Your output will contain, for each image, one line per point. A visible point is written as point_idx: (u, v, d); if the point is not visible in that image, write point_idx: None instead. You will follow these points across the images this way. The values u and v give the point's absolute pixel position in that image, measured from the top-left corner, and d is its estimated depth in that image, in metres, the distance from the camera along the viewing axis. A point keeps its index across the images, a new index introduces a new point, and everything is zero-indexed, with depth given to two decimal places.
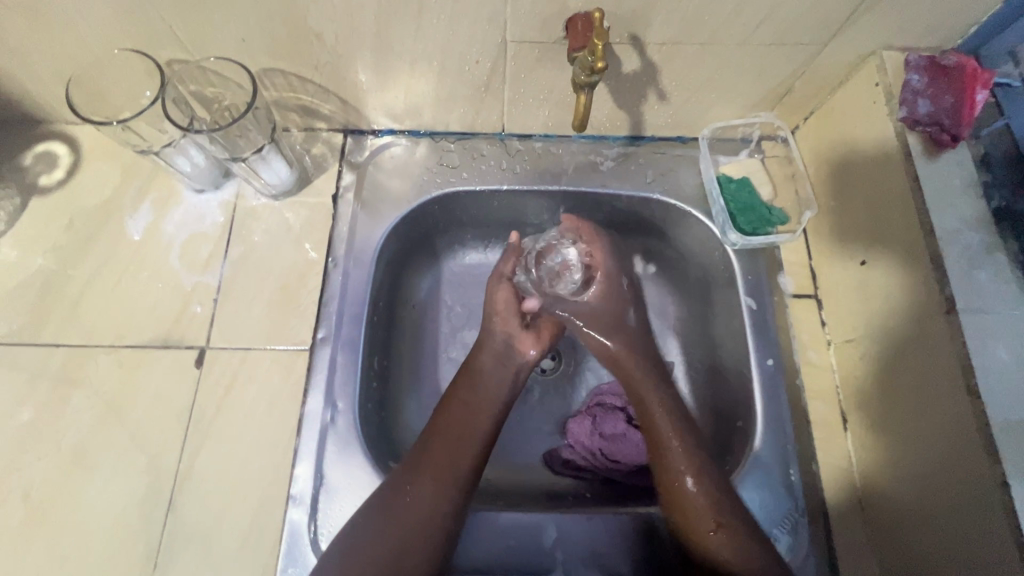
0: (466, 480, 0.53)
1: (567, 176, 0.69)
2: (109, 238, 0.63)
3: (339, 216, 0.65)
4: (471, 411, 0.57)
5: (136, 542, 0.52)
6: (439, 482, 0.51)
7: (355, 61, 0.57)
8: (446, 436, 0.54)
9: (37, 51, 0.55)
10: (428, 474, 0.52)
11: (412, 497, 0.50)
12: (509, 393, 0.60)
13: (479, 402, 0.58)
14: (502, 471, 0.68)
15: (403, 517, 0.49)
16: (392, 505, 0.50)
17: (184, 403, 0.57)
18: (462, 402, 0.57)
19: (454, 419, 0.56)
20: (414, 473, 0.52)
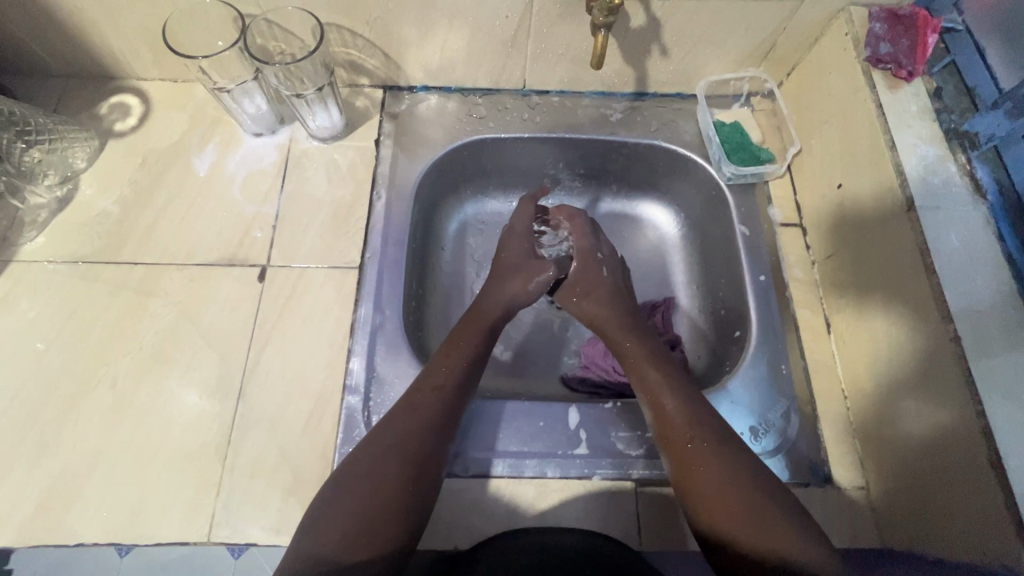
0: (459, 399, 0.56)
1: (581, 127, 0.78)
2: (177, 175, 0.72)
3: (381, 158, 0.74)
4: (486, 333, 0.63)
5: (211, 424, 0.59)
6: (456, 405, 0.56)
7: (402, 16, 0.66)
8: (464, 357, 0.59)
9: (129, 5, 0.64)
10: (446, 397, 0.55)
11: (431, 416, 0.53)
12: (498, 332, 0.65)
13: (486, 327, 0.64)
14: (526, 390, 0.76)
15: (422, 432, 0.52)
16: (413, 424, 0.52)
17: (250, 310, 0.64)
18: (473, 323, 0.63)
19: (465, 351, 0.60)
20: (434, 396, 0.55)
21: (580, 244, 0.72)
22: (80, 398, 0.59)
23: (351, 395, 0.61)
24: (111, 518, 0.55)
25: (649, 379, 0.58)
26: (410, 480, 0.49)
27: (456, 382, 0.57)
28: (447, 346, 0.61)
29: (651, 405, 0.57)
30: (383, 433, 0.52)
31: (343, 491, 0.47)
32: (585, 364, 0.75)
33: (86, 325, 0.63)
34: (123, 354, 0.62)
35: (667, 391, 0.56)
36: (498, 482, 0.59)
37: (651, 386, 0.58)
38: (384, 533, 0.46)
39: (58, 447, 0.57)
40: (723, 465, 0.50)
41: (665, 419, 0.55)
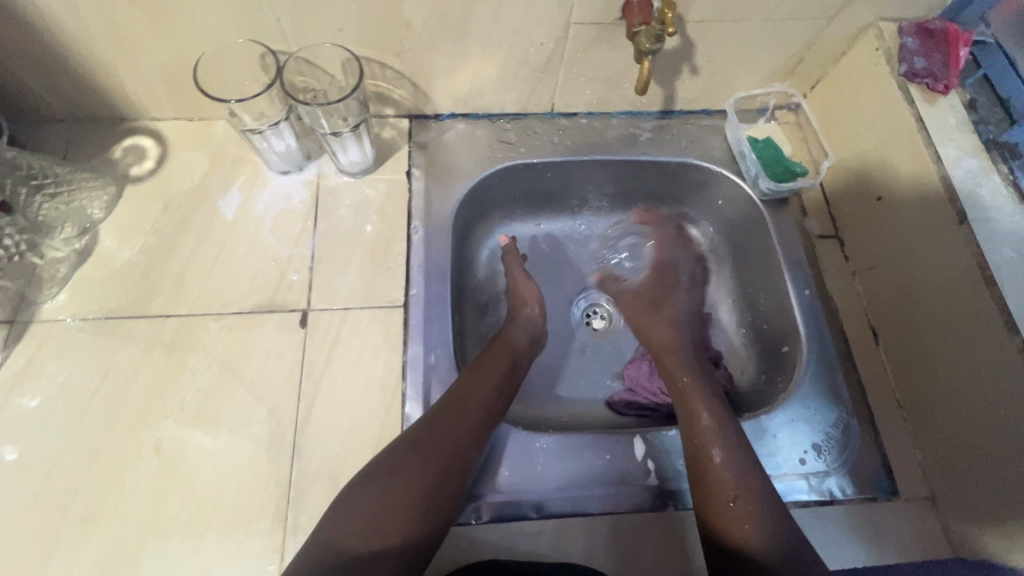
0: (493, 409, 0.57)
1: (609, 148, 0.77)
2: (203, 219, 0.69)
3: (413, 191, 0.72)
4: (512, 357, 0.64)
5: (268, 482, 0.56)
6: (484, 421, 0.56)
7: (435, 47, 0.65)
8: (494, 370, 0.60)
9: (148, 46, 0.62)
10: (476, 411, 0.56)
11: (466, 420, 0.54)
12: (524, 342, 0.67)
13: (512, 353, 0.64)
14: (574, 418, 0.74)
15: (453, 437, 0.53)
16: (438, 432, 0.53)
17: (295, 358, 0.62)
18: (501, 346, 0.64)
19: (496, 370, 0.60)
20: (464, 409, 0.55)
21: (662, 256, 0.81)
22: (123, 465, 0.56)
23: None
24: None
25: (701, 425, 0.57)
26: (430, 483, 0.49)
27: (485, 398, 0.57)
28: (479, 358, 0.62)
29: (696, 450, 0.55)
30: (417, 434, 0.53)
31: (369, 486, 0.48)
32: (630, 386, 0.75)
33: (122, 385, 0.59)
34: (165, 414, 0.58)
35: (717, 443, 0.55)
36: (571, 520, 0.57)
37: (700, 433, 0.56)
38: (399, 532, 0.46)
39: (106, 521, 0.54)
40: (761, 532, 0.48)
41: (708, 469, 0.53)
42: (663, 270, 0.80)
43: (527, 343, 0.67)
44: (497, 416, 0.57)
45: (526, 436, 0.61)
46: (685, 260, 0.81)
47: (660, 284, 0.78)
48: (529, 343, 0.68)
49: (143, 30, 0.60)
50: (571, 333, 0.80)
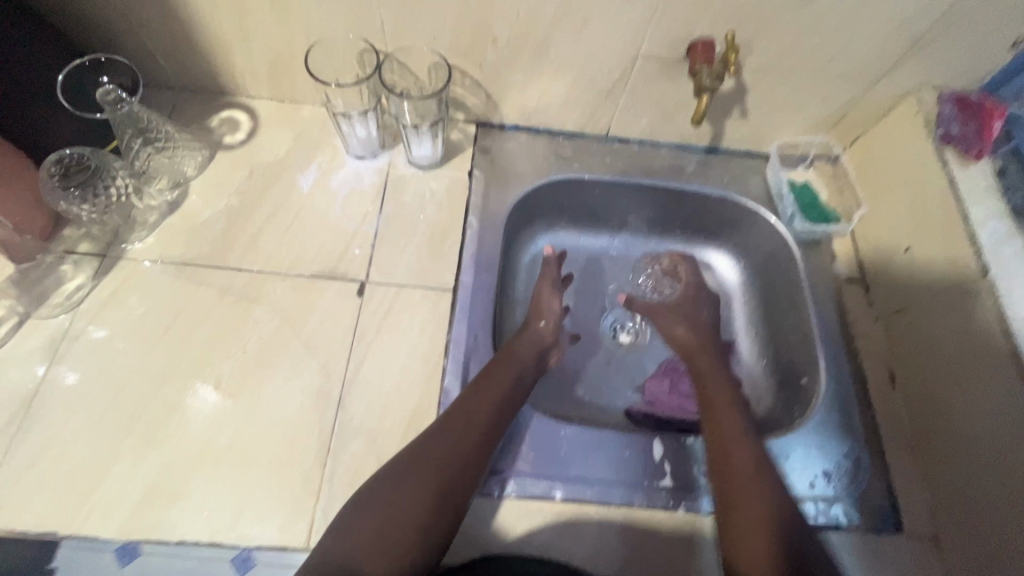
0: (490, 429, 0.58)
1: (658, 174, 0.83)
2: (282, 188, 0.75)
3: (473, 188, 0.78)
4: (518, 372, 0.64)
5: (313, 430, 0.61)
6: (477, 447, 0.56)
7: (513, 64, 0.72)
8: (498, 387, 0.61)
9: (263, 32, 0.70)
10: (467, 439, 0.57)
11: (461, 444, 0.56)
12: (531, 359, 0.67)
13: (519, 366, 0.64)
14: (595, 420, 0.77)
15: (448, 460, 0.55)
16: (436, 454, 0.55)
17: (349, 324, 0.67)
18: (507, 360, 0.64)
19: (494, 393, 0.61)
20: (456, 439, 0.56)
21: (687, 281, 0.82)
22: (186, 396, 0.61)
23: None
24: (215, 517, 0.55)
25: (743, 458, 0.59)
26: (428, 503, 0.52)
27: (479, 424, 0.58)
28: (486, 370, 0.63)
29: (721, 494, 0.58)
30: (417, 453, 0.55)
31: (370, 505, 0.51)
32: (650, 399, 0.79)
33: (194, 325, 0.65)
34: (228, 356, 0.64)
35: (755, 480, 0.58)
36: (588, 507, 0.60)
37: (740, 465, 0.59)
38: (394, 559, 0.48)
39: (165, 444, 0.58)
40: None
41: (730, 517, 0.56)
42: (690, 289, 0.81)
43: (534, 361, 0.67)
44: (498, 433, 0.59)
45: (553, 422, 0.65)
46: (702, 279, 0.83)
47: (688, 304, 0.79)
48: (536, 361, 0.67)
49: (264, 18, 0.68)
50: (596, 342, 0.84)
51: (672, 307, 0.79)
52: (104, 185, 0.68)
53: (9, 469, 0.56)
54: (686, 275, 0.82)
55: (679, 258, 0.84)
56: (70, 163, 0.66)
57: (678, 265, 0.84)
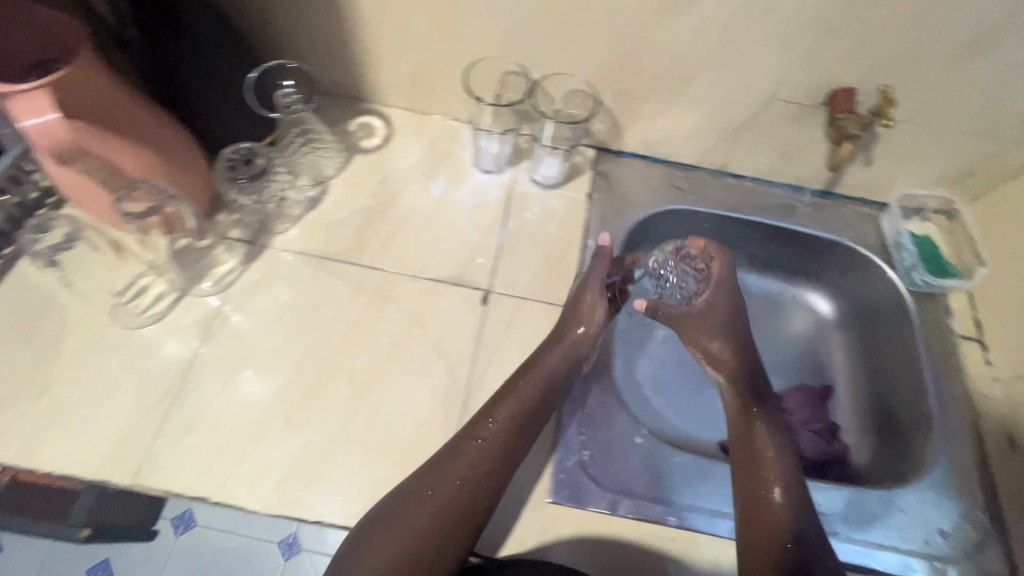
0: (513, 448, 0.58)
1: (770, 212, 0.85)
2: (414, 194, 0.79)
3: (591, 211, 0.81)
4: (544, 388, 0.62)
5: (440, 430, 0.63)
6: (498, 463, 0.57)
7: (649, 97, 0.75)
8: (516, 406, 0.61)
9: (419, 49, 0.74)
10: (487, 454, 0.57)
11: (480, 463, 0.56)
12: (559, 367, 0.64)
13: (546, 382, 0.63)
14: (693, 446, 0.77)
15: (465, 479, 0.55)
16: (455, 473, 0.56)
17: (473, 331, 0.70)
18: (533, 378, 0.63)
19: (512, 406, 0.60)
20: (476, 453, 0.57)
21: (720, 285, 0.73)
22: (323, 385, 0.65)
23: (567, 427, 0.65)
24: (349, 501, 0.58)
25: (767, 507, 0.59)
26: (447, 521, 0.53)
27: (498, 440, 0.58)
28: (509, 385, 0.63)
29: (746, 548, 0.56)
30: (436, 469, 0.56)
31: (393, 518, 0.53)
32: None
33: (331, 317, 0.69)
34: (363, 350, 0.67)
35: (781, 531, 0.57)
36: (702, 537, 0.60)
37: (766, 516, 0.58)
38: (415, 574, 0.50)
39: (304, 427, 0.62)
40: None
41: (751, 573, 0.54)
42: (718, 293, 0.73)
43: (563, 372, 0.64)
44: (519, 451, 0.59)
45: (670, 449, 0.65)
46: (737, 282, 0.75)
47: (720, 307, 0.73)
48: (567, 368, 0.65)
49: (424, 38, 0.72)
50: (647, 332, 0.85)
51: (700, 314, 0.73)
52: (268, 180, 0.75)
53: (167, 434, 0.60)
54: (718, 272, 0.74)
55: (715, 253, 0.75)
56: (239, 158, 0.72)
57: (711, 257, 0.75)
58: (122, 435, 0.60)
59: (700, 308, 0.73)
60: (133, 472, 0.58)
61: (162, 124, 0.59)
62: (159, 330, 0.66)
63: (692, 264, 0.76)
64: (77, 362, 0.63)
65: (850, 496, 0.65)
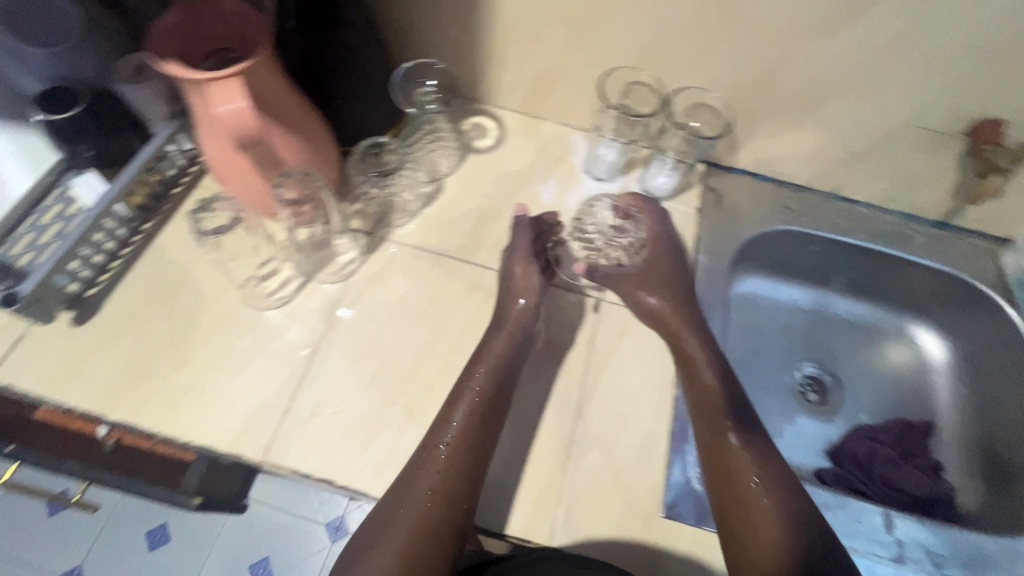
0: (478, 433, 0.59)
1: (884, 239, 0.82)
2: (525, 197, 0.80)
3: (701, 227, 0.80)
4: (499, 369, 0.63)
5: (554, 434, 0.64)
6: (467, 461, 0.57)
7: (774, 117, 0.74)
8: (476, 393, 0.61)
9: (546, 56, 0.75)
10: (455, 456, 0.57)
11: (452, 452, 0.57)
12: (504, 342, 0.64)
13: (496, 364, 0.63)
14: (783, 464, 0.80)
15: (440, 470, 0.56)
16: (429, 463, 0.57)
17: (584, 338, 0.70)
18: (487, 362, 0.63)
19: (469, 402, 0.60)
20: (444, 459, 0.57)
21: (655, 231, 0.78)
22: (441, 380, 0.66)
23: (679, 443, 0.65)
24: None
25: (751, 514, 0.57)
26: (431, 511, 0.54)
27: (464, 440, 0.58)
28: (467, 373, 0.63)
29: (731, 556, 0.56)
30: (417, 463, 0.57)
31: (387, 512, 0.55)
32: (840, 463, 0.79)
33: (447, 313, 0.70)
34: (478, 349, 0.68)
35: (769, 540, 0.56)
36: None
37: (757, 526, 0.57)
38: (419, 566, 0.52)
39: (423, 420, 0.63)
40: None
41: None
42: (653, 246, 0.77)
43: (514, 346, 0.64)
44: (485, 434, 0.59)
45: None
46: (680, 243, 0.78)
47: (657, 265, 0.75)
48: (511, 341, 0.65)
49: (554, 45, 0.73)
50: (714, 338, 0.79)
51: (642, 274, 0.75)
52: (397, 176, 0.76)
53: (293, 416, 0.62)
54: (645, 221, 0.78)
55: (641, 206, 0.79)
56: (370, 150, 0.75)
57: (637, 209, 0.79)
58: (252, 413, 0.62)
59: (637, 269, 0.76)
60: (263, 450, 0.60)
61: (305, 113, 0.60)
62: (286, 314, 0.68)
63: (630, 222, 0.80)
64: (210, 339, 0.66)
65: (945, 531, 0.66)
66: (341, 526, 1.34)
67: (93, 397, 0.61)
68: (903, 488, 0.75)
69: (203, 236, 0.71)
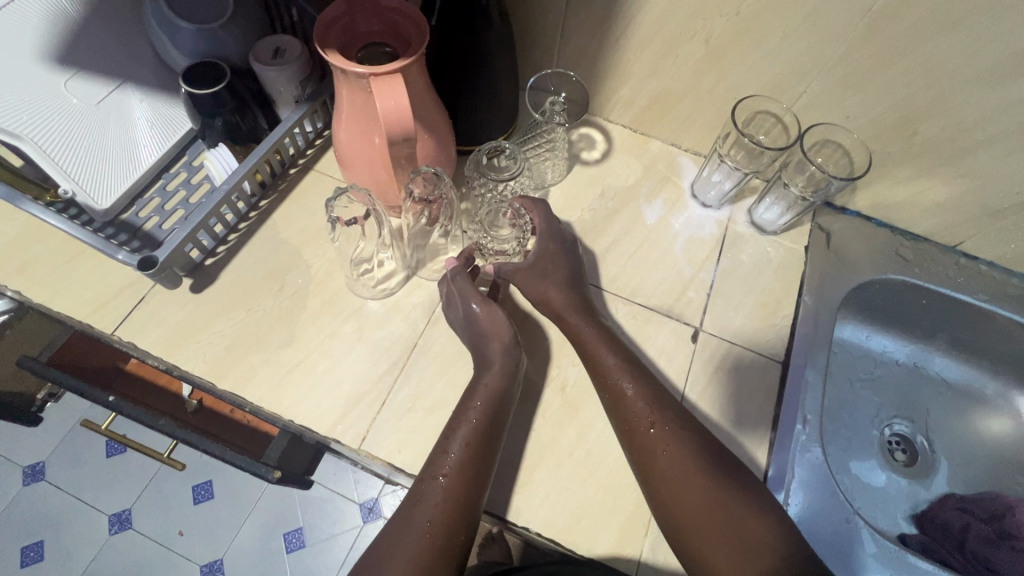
0: (484, 455, 0.55)
1: (1007, 302, 0.77)
2: (630, 215, 0.79)
3: (811, 265, 0.77)
4: (503, 386, 0.59)
5: None
6: (466, 494, 0.52)
7: (906, 160, 0.71)
8: (480, 415, 0.57)
9: (674, 75, 0.73)
10: (453, 489, 0.52)
11: (459, 475, 0.53)
12: (500, 360, 0.61)
13: (502, 387, 0.59)
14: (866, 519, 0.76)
15: (446, 494, 0.52)
16: (433, 486, 0.52)
17: (682, 368, 0.68)
18: (489, 382, 0.59)
19: (466, 433, 0.56)
20: (442, 491, 0.52)
21: (540, 227, 0.69)
22: (536, 392, 0.66)
23: (774, 488, 0.63)
24: (555, 512, 0.59)
25: (684, 492, 0.52)
26: (436, 539, 0.49)
27: (463, 473, 0.53)
28: (467, 395, 0.60)
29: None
30: (422, 488, 0.53)
31: (394, 537, 0.50)
32: (927, 531, 0.75)
33: (545, 326, 0.71)
34: (575, 364, 0.68)
35: (721, 517, 0.51)
36: None
37: (684, 498, 0.52)
38: None
39: (516, 429, 0.63)
40: None
41: None
42: (543, 241, 0.68)
43: (501, 364, 0.60)
44: (488, 458, 0.55)
45: (867, 535, 0.64)
46: (555, 224, 0.70)
47: (545, 258, 0.67)
48: (505, 362, 0.61)
49: (687, 63, 0.71)
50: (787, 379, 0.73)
51: (531, 264, 0.67)
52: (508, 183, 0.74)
53: (390, 409, 0.63)
54: (535, 220, 0.69)
55: (528, 204, 0.70)
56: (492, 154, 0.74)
57: (528, 208, 0.70)
58: (351, 400, 0.63)
59: (527, 260, 0.67)
60: (360, 439, 0.61)
61: (433, 109, 0.60)
62: (388, 306, 0.69)
63: (521, 223, 0.72)
64: (316, 322, 0.67)
65: None
66: (373, 508, 1.39)
67: (205, 365, 0.63)
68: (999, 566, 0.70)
69: (335, 224, 0.64)
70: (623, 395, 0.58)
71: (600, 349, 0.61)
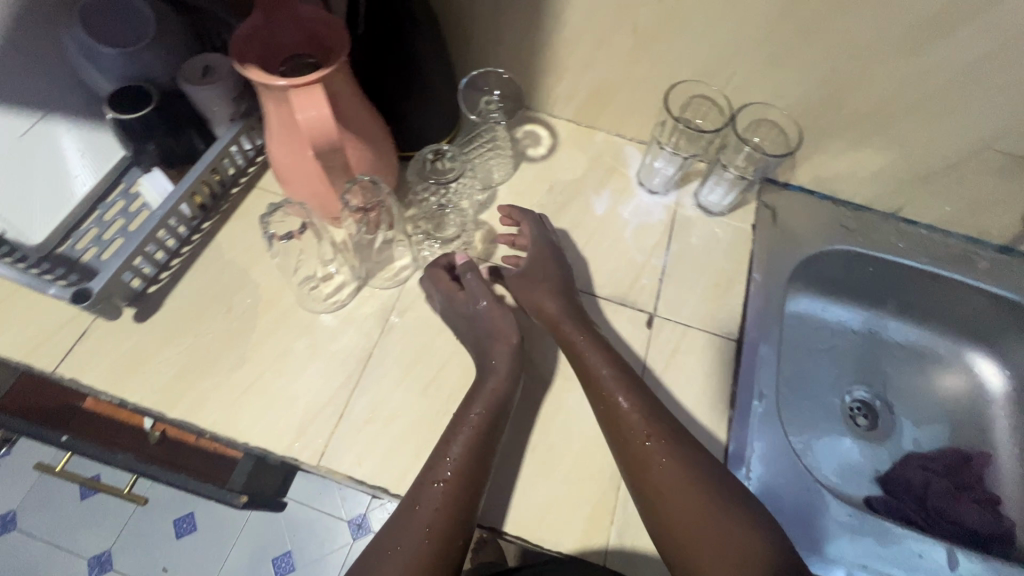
0: (484, 460, 0.55)
1: (947, 263, 0.79)
2: (579, 207, 0.79)
3: (758, 242, 0.78)
4: (506, 392, 0.59)
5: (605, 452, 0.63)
6: (466, 498, 0.52)
7: (838, 132, 0.73)
8: (483, 419, 0.57)
9: (608, 66, 0.74)
10: (452, 494, 0.52)
11: (459, 480, 0.53)
12: (506, 368, 0.60)
13: (502, 391, 0.59)
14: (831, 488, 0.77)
15: (447, 498, 0.51)
16: (434, 492, 0.52)
17: (638, 354, 0.69)
18: (493, 386, 0.59)
19: (467, 438, 0.55)
20: (442, 496, 0.52)
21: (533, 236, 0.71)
22: None
23: (736, 464, 0.64)
24: (521, 507, 0.59)
25: (675, 480, 0.54)
26: (436, 544, 0.49)
27: (463, 477, 0.53)
28: (469, 399, 0.59)
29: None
30: (421, 493, 0.53)
31: (393, 543, 0.50)
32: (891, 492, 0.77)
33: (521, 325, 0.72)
34: (533, 360, 0.68)
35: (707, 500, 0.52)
36: None
37: (674, 485, 0.54)
38: None
39: None
40: None
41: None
42: (537, 249, 0.70)
43: (507, 373, 0.60)
44: (489, 462, 0.55)
45: (831, 500, 0.65)
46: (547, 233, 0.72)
47: (539, 263, 0.69)
48: (514, 372, 0.61)
49: (616, 53, 0.72)
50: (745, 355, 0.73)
51: (525, 271, 0.69)
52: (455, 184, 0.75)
53: (349, 421, 0.62)
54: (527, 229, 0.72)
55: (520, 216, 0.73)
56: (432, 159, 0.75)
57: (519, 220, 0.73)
58: (309, 416, 0.62)
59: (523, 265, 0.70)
60: (319, 455, 0.60)
61: (367, 115, 0.60)
62: (340, 318, 0.68)
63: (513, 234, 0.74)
64: (269, 340, 0.66)
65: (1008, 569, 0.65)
66: (363, 523, 1.37)
67: (155, 393, 0.62)
68: (958, 520, 0.72)
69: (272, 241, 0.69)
70: (617, 400, 0.59)
71: (597, 358, 0.62)
